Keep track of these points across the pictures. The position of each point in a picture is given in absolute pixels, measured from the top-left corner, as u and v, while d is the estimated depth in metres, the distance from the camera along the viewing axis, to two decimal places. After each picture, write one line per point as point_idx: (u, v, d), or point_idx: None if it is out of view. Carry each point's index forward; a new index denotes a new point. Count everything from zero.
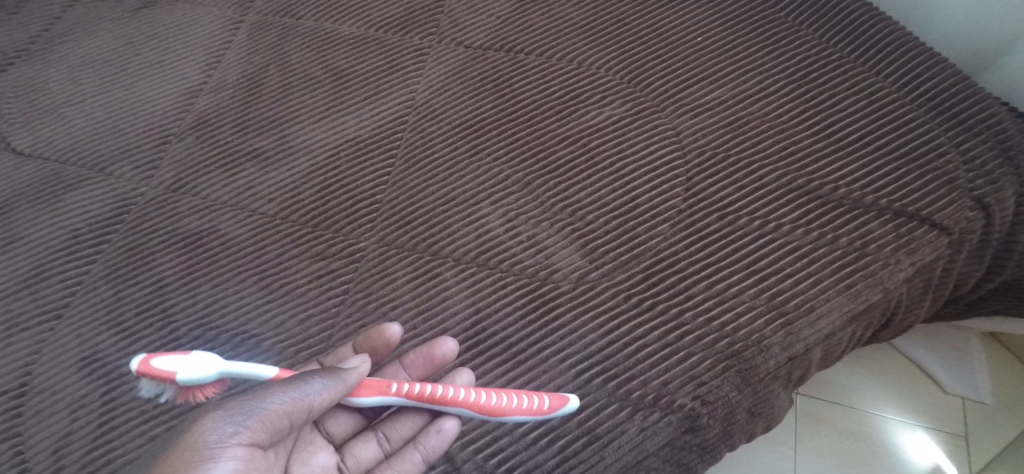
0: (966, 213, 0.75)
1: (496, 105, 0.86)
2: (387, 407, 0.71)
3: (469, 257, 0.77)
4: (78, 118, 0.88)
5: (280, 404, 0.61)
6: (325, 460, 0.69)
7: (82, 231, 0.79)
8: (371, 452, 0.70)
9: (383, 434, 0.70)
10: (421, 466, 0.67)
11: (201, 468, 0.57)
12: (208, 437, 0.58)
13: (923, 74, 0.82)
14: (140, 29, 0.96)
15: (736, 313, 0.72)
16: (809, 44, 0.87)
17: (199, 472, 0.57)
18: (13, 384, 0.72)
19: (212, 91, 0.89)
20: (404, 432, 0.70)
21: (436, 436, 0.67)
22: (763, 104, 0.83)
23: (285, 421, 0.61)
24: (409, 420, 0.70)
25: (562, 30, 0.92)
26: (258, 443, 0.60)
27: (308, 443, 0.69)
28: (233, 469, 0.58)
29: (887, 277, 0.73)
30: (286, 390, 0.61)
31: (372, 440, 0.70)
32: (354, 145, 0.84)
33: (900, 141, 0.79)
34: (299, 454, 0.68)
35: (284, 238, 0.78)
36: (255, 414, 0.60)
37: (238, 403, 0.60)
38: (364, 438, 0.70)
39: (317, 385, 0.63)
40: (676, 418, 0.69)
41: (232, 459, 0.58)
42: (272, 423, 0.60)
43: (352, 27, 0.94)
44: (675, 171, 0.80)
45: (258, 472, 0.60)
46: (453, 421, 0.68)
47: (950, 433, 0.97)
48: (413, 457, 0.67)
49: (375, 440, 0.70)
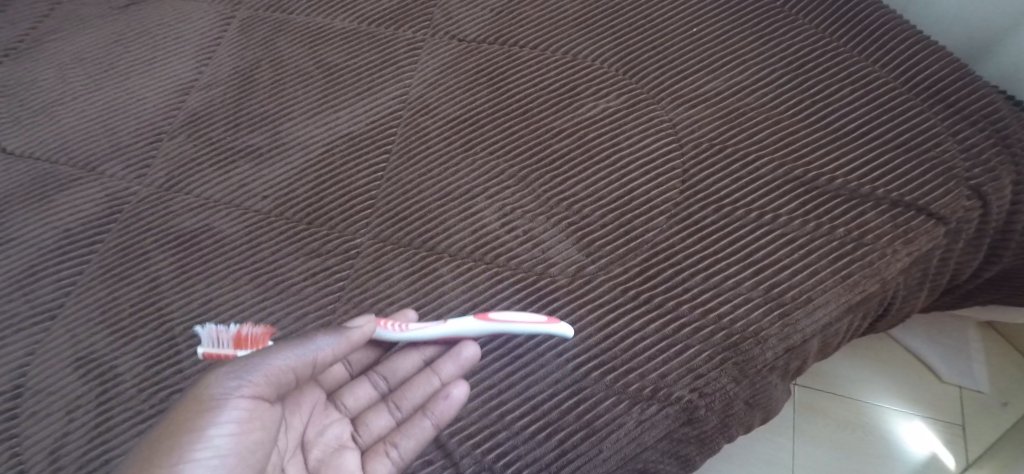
0: (963, 202, 0.75)
1: (491, 98, 0.85)
2: (399, 378, 0.71)
3: (466, 252, 0.76)
4: (69, 117, 0.87)
5: (286, 362, 0.61)
6: (339, 432, 0.68)
7: (75, 231, 0.78)
8: (384, 423, 0.69)
9: (394, 404, 0.69)
10: (432, 431, 0.67)
11: (207, 421, 0.57)
12: (213, 391, 0.58)
13: (920, 63, 0.81)
14: (130, 26, 0.95)
15: (733, 305, 0.72)
16: (805, 34, 0.86)
17: (204, 425, 0.57)
18: (9, 385, 0.71)
19: (205, 88, 0.89)
20: (415, 399, 0.69)
21: (445, 402, 0.67)
22: (759, 95, 0.83)
23: (290, 376, 0.61)
24: (419, 388, 0.69)
25: (557, 22, 0.91)
26: (266, 398, 0.60)
27: (321, 416, 0.68)
28: (239, 423, 0.58)
29: (884, 267, 0.73)
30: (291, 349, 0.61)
31: (385, 411, 0.69)
32: (348, 140, 0.83)
33: (897, 130, 0.79)
34: (312, 426, 0.67)
35: (279, 235, 0.78)
36: (260, 369, 0.60)
37: (243, 359, 0.60)
38: (377, 409, 0.70)
39: (323, 341, 0.63)
40: (675, 411, 0.69)
41: (238, 413, 0.58)
42: (279, 379, 0.61)
43: (344, 22, 0.93)
44: (671, 163, 0.79)
45: (266, 427, 0.60)
46: (463, 388, 0.67)
47: (948, 421, 0.97)
48: (423, 424, 0.67)
49: (387, 410, 0.69)
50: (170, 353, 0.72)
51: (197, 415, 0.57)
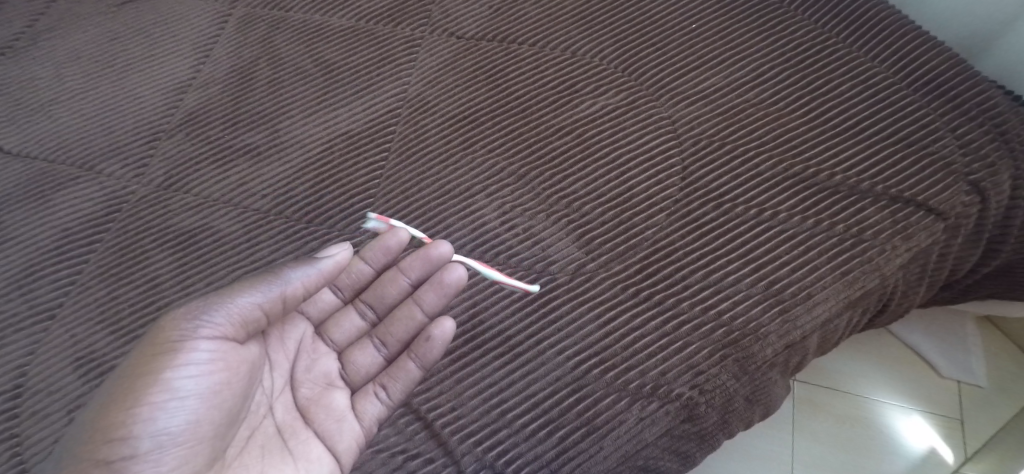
0: (962, 198, 0.75)
1: (490, 96, 0.85)
2: (386, 314, 0.74)
3: (465, 250, 0.76)
4: (66, 116, 0.86)
5: (253, 301, 0.63)
6: (328, 366, 0.72)
7: (73, 230, 0.78)
8: (371, 359, 0.72)
9: (381, 340, 0.72)
10: (418, 372, 0.70)
11: (176, 361, 0.60)
12: (181, 331, 0.60)
13: (919, 58, 0.81)
14: (126, 24, 0.94)
15: (733, 301, 0.72)
16: (804, 30, 0.86)
17: (173, 365, 0.59)
18: (9, 385, 0.71)
19: (202, 86, 0.88)
20: (400, 336, 0.72)
21: (429, 342, 0.69)
22: (758, 92, 0.83)
23: (259, 313, 0.64)
24: (404, 322, 0.72)
25: (555, 19, 0.91)
26: (234, 337, 0.63)
27: (310, 350, 0.72)
28: (211, 362, 0.61)
29: (883, 263, 0.73)
30: (255, 288, 0.64)
31: (371, 346, 0.72)
32: (347, 139, 0.83)
33: (896, 126, 0.79)
34: (300, 360, 0.71)
35: (278, 234, 0.78)
36: (226, 310, 0.62)
37: (213, 298, 0.63)
38: (363, 345, 0.73)
39: (294, 275, 0.65)
40: (675, 408, 0.69)
41: (210, 351, 0.61)
42: (246, 319, 0.63)
43: (342, 19, 0.93)
44: (671, 160, 0.79)
45: (241, 364, 0.63)
46: (448, 324, 0.70)
47: (946, 416, 0.97)
48: (409, 364, 0.70)
49: (374, 347, 0.72)
50: None
51: (162, 357, 0.59)
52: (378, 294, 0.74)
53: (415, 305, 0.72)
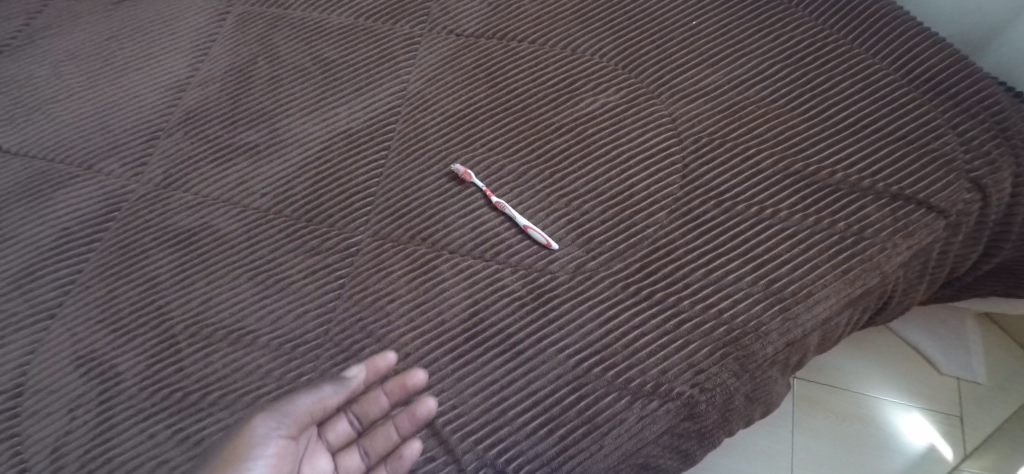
0: (962, 195, 0.75)
1: (489, 94, 0.85)
2: (370, 423, 0.68)
3: (466, 249, 0.76)
4: (64, 114, 0.86)
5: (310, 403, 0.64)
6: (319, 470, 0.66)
7: (73, 229, 0.78)
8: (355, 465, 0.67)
9: (364, 447, 0.67)
10: None
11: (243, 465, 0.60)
12: (256, 431, 0.62)
13: (921, 55, 0.81)
14: (124, 21, 0.93)
15: (733, 300, 0.72)
16: (806, 27, 0.86)
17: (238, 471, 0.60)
18: (10, 384, 0.71)
19: (201, 85, 0.88)
20: (380, 449, 0.67)
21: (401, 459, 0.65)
22: (759, 89, 0.82)
23: (307, 420, 0.64)
24: (384, 439, 0.67)
25: (556, 16, 0.90)
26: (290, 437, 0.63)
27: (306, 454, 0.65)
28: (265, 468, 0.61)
29: (884, 261, 0.73)
30: (313, 390, 0.65)
31: (355, 452, 0.67)
32: (346, 137, 0.83)
33: (898, 123, 0.78)
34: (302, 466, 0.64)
35: (278, 233, 0.78)
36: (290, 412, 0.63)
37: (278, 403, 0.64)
38: (351, 451, 0.67)
39: (328, 388, 0.65)
40: (675, 406, 0.69)
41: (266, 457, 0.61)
42: (300, 421, 0.63)
43: (341, 16, 0.92)
44: (671, 158, 0.79)
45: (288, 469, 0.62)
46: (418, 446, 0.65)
47: (945, 413, 0.98)
48: None
49: (359, 451, 0.67)
50: (171, 352, 0.72)
51: (242, 451, 0.61)
52: (367, 399, 0.68)
53: (393, 426, 0.66)
